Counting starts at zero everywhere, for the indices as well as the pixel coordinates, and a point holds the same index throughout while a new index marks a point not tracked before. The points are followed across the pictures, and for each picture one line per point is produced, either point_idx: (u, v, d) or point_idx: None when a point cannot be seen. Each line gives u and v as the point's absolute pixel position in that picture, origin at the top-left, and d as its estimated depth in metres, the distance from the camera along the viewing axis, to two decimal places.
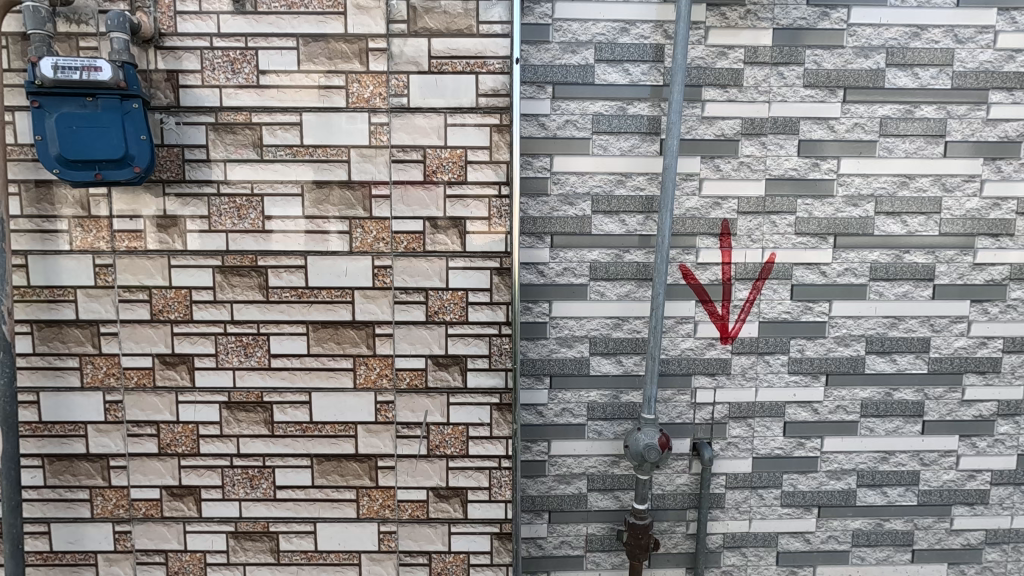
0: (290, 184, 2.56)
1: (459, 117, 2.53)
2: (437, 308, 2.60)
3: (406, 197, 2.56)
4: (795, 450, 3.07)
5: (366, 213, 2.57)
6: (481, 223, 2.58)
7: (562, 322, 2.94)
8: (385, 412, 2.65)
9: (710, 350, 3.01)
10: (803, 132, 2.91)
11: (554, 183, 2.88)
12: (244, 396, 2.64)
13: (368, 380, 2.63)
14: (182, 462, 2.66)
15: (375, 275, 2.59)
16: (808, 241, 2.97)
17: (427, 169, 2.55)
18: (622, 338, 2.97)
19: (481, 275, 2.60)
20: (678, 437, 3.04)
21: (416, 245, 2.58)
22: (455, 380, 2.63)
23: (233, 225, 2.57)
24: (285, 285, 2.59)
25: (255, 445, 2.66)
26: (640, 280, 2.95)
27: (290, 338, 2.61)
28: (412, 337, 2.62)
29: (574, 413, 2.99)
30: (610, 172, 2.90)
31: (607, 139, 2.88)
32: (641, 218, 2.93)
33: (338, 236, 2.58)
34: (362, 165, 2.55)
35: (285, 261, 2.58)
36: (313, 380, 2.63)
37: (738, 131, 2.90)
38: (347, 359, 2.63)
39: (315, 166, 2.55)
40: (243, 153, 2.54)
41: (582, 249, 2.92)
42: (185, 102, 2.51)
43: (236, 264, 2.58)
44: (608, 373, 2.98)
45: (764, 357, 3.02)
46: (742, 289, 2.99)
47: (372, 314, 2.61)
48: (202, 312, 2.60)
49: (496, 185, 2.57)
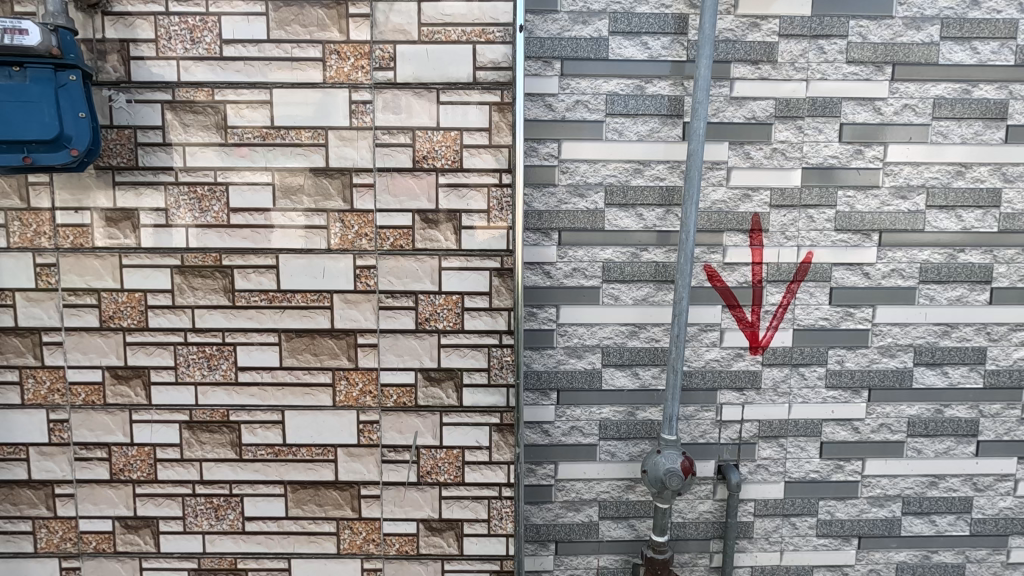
0: (258, 171, 2.22)
1: (454, 94, 2.19)
2: (429, 314, 2.27)
3: (393, 186, 2.22)
4: (832, 474, 2.74)
5: (347, 205, 2.23)
6: (480, 216, 2.24)
7: (570, 329, 2.61)
8: (369, 434, 2.31)
9: (737, 362, 2.67)
10: (845, 115, 2.57)
11: (562, 172, 2.55)
12: (208, 415, 2.30)
13: (349, 397, 2.30)
14: (137, 490, 2.33)
15: (357, 277, 2.25)
16: (850, 238, 2.63)
17: (417, 154, 2.21)
18: (639, 348, 2.63)
19: (479, 278, 2.26)
20: (701, 459, 2.71)
21: (404, 242, 2.24)
22: (449, 397, 2.30)
23: (193, 219, 2.23)
24: (254, 287, 2.25)
25: (220, 470, 2.32)
26: (659, 281, 2.61)
27: (260, 349, 2.28)
28: (399, 348, 2.28)
29: (584, 432, 2.66)
30: (626, 159, 2.56)
31: (623, 122, 2.54)
32: (660, 212, 2.58)
33: (315, 232, 2.24)
34: (342, 149, 2.21)
35: (254, 261, 2.24)
36: (287, 397, 2.30)
37: (771, 113, 2.55)
38: (325, 373, 2.29)
39: (288, 151, 2.21)
40: (205, 136, 2.20)
41: (593, 247, 2.58)
42: (137, 76, 2.18)
43: (197, 263, 2.24)
44: (623, 388, 2.65)
45: (799, 369, 2.68)
46: (774, 292, 2.65)
47: (354, 321, 2.27)
48: (158, 319, 2.26)
49: (497, 173, 2.22)
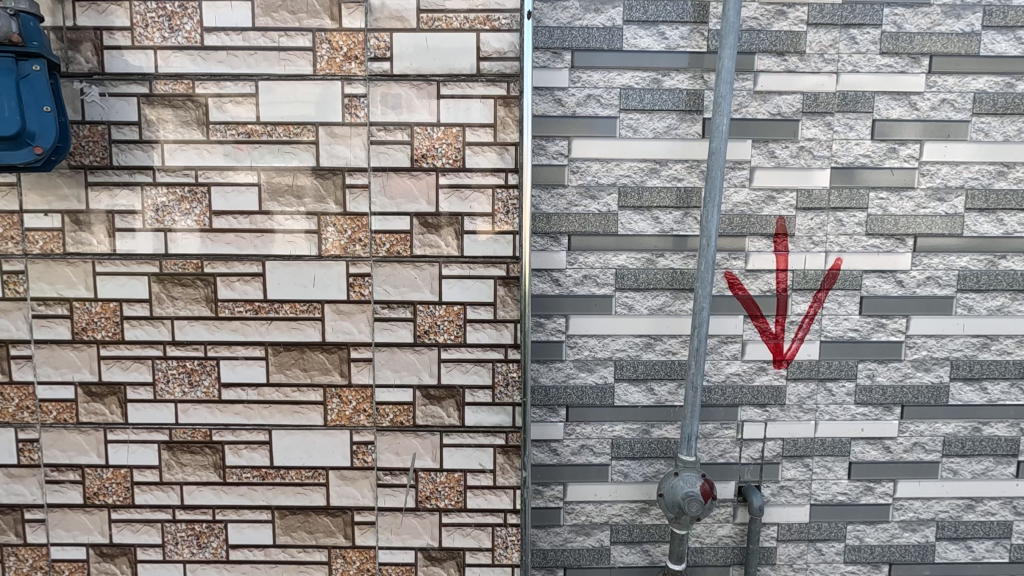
0: (243, 171, 2.04)
1: (456, 86, 2.01)
2: (428, 327, 2.09)
3: (389, 187, 2.04)
4: (861, 497, 2.55)
5: (339, 207, 2.05)
6: (484, 221, 2.05)
7: (580, 341, 2.42)
8: (363, 456, 2.14)
9: (760, 376, 2.48)
10: (879, 110, 2.38)
11: (572, 172, 2.36)
12: (189, 435, 2.12)
13: (342, 416, 2.12)
14: (112, 515, 2.15)
15: (351, 286, 2.07)
16: (883, 243, 2.44)
17: (415, 152, 2.03)
18: (654, 361, 2.45)
19: (482, 287, 2.08)
20: (720, 480, 2.52)
21: (402, 248, 2.06)
22: (450, 417, 2.12)
23: (172, 223, 2.05)
24: (239, 297, 2.08)
25: (202, 495, 2.15)
26: (676, 290, 2.42)
27: (245, 364, 2.10)
28: (396, 363, 2.10)
29: (594, 451, 2.47)
30: (641, 159, 2.37)
31: (638, 118, 2.36)
32: (678, 215, 2.40)
33: (304, 237, 2.06)
34: (334, 147, 2.03)
35: (238, 268, 2.07)
36: (274, 416, 2.12)
37: (799, 108, 2.37)
38: (315, 389, 2.11)
39: (275, 149, 2.03)
40: (185, 132, 2.03)
41: (606, 253, 2.39)
42: (112, 67, 2.00)
43: (177, 271, 2.07)
44: (637, 404, 2.46)
45: (826, 384, 2.50)
46: (800, 302, 2.46)
47: (347, 334, 2.09)
48: (135, 331, 2.09)
49: (502, 173, 2.04)
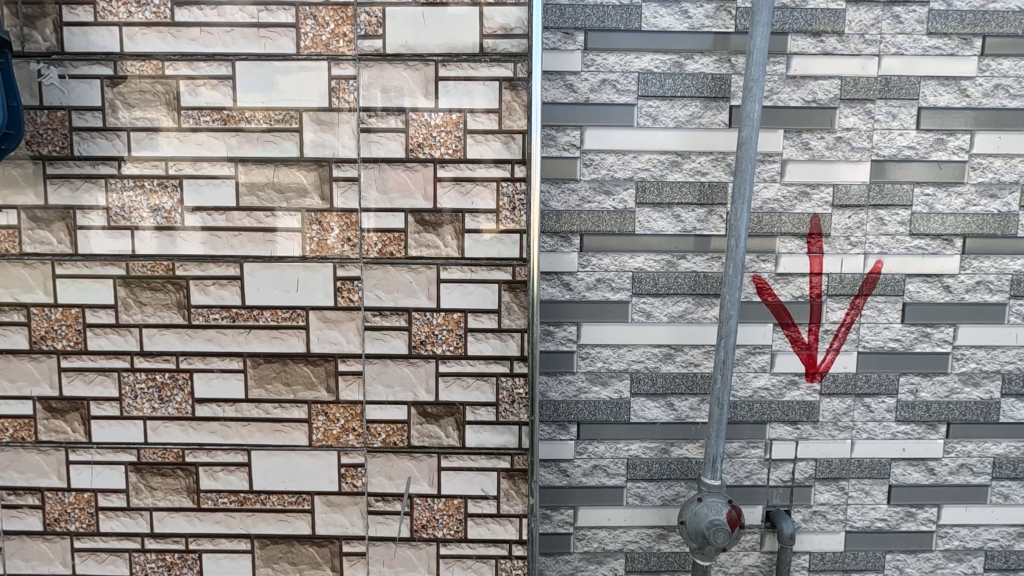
0: (219, 163, 1.82)
1: (457, 68, 1.79)
2: (424, 337, 1.87)
3: (381, 181, 1.82)
4: (902, 523, 2.32)
5: (325, 203, 1.83)
6: (488, 218, 1.83)
7: (593, 351, 2.20)
8: (352, 480, 1.92)
9: (791, 391, 2.25)
10: (925, 97, 2.15)
11: (585, 165, 2.14)
12: (159, 455, 1.91)
13: (328, 436, 1.91)
14: (75, 544, 1.95)
15: (338, 291, 1.86)
16: (928, 245, 2.20)
17: (410, 141, 1.81)
18: (674, 374, 2.22)
19: (485, 293, 1.86)
20: (746, 504, 2.29)
21: (395, 249, 1.85)
22: (449, 437, 1.90)
23: (140, 220, 1.84)
24: (214, 303, 1.86)
25: (175, 522, 1.94)
26: (699, 295, 2.20)
27: (221, 378, 1.89)
28: (389, 377, 1.88)
29: (608, 472, 2.25)
30: (661, 150, 2.15)
31: (658, 106, 2.14)
32: (701, 213, 2.18)
33: (287, 237, 1.85)
34: (320, 135, 1.82)
35: (213, 271, 1.85)
36: (254, 435, 1.91)
37: (836, 94, 2.14)
38: (299, 406, 1.90)
39: (254, 137, 1.82)
40: (154, 119, 1.81)
41: (621, 255, 2.17)
42: (72, 46, 1.79)
43: (145, 273, 1.85)
44: (655, 421, 2.24)
45: (864, 400, 2.26)
46: (836, 308, 2.23)
47: (334, 345, 1.88)
48: (100, 340, 1.88)
49: (508, 165, 1.82)
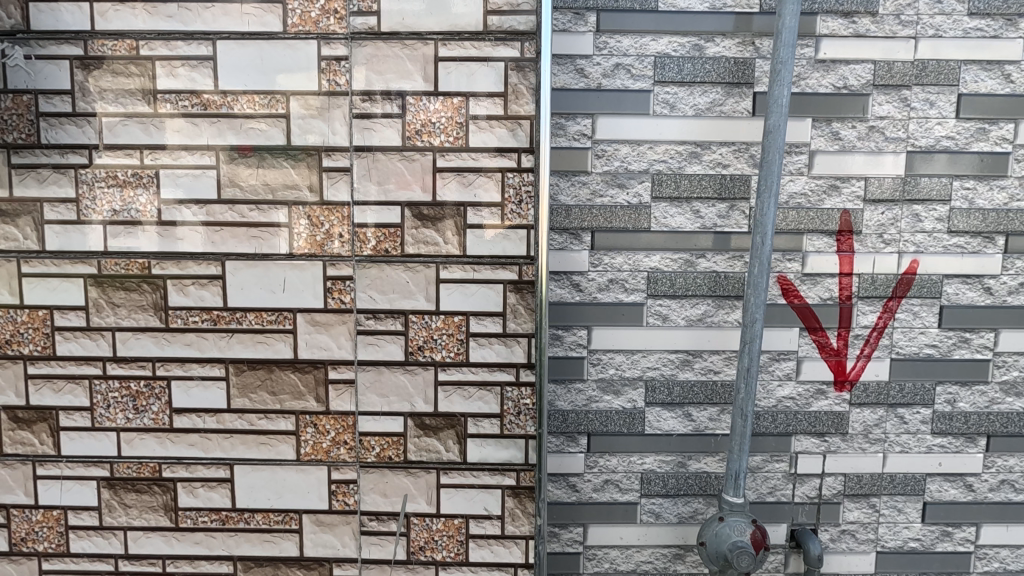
0: (198, 151, 1.67)
1: (458, 47, 1.63)
2: (422, 342, 1.71)
3: (376, 172, 1.67)
4: (937, 544, 2.15)
5: (315, 196, 1.68)
6: (492, 212, 1.67)
7: (605, 357, 2.04)
8: (344, 497, 1.77)
9: (818, 401, 2.09)
10: (965, 83, 1.98)
11: (596, 156, 1.99)
12: (134, 470, 1.76)
13: (318, 450, 1.75)
14: (43, 565, 1.79)
15: (329, 291, 1.70)
16: (968, 243, 2.04)
17: (407, 128, 1.65)
18: (692, 382, 2.06)
19: (489, 294, 1.70)
20: (769, 522, 2.13)
21: (391, 246, 1.69)
22: (449, 451, 1.74)
23: (112, 214, 1.69)
24: (194, 305, 1.71)
25: (151, 542, 1.78)
26: (719, 297, 2.04)
27: (201, 386, 1.73)
28: (383, 386, 1.72)
29: (620, 487, 2.09)
30: (679, 141, 1.99)
31: (676, 92, 1.98)
32: (722, 208, 2.02)
33: (272, 233, 1.69)
34: (308, 121, 1.66)
35: (192, 270, 1.70)
36: (237, 449, 1.75)
37: (869, 80, 1.97)
38: (286, 417, 1.74)
39: (237, 123, 1.66)
40: (128, 103, 1.66)
41: (636, 253, 2.02)
42: (38, 24, 1.64)
43: (119, 273, 1.70)
44: (672, 433, 2.08)
45: (897, 410, 2.10)
46: (868, 312, 2.06)
47: (324, 351, 1.72)
48: (69, 345, 1.73)
49: (514, 154, 1.66)
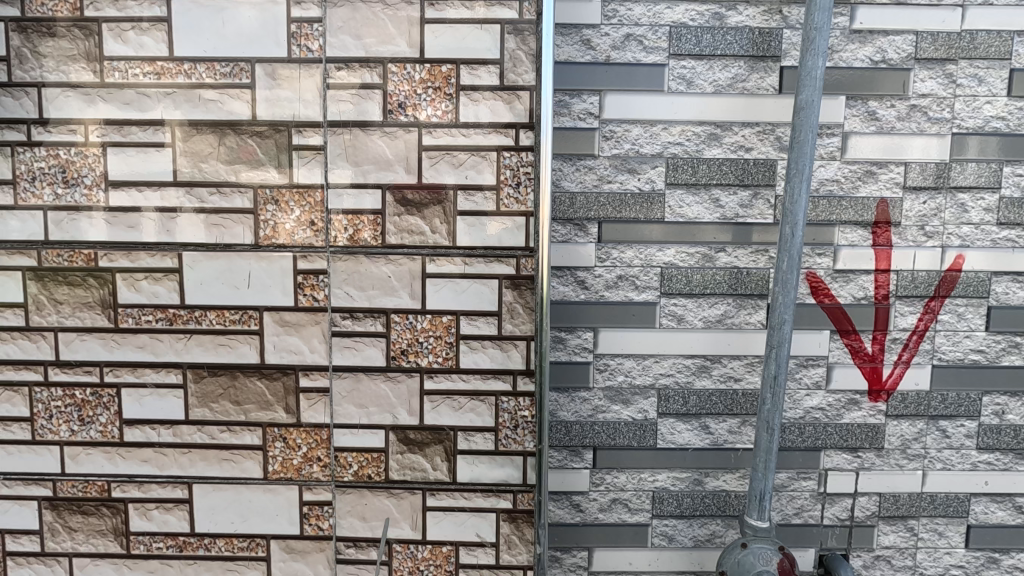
0: (152, 127, 1.47)
1: (448, 7, 1.42)
2: (406, 346, 1.50)
3: (353, 151, 1.46)
4: (982, 572, 1.93)
5: (284, 178, 1.47)
6: (486, 197, 1.46)
7: (613, 363, 1.83)
8: (317, 521, 1.56)
9: (850, 412, 1.87)
10: (1018, 56, 1.77)
11: (604, 138, 1.78)
12: (80, 489, 1.55)
13: (288, 468, 1.54)
14: None
15: (300, 288, 1.50)
16: (1019, 236, 1.83)
17: (389, 100, 1.45)
18: (710, 391, 1.85)
19: (482, 291, 1.49)
20: (795, 547, 1.91)
21: (371, 236, 1.48)
22: (437, 470, 1.54)
23: (54, 199, 1.48)
24: (147, 302, 1.50)
25: (99, 570, 1.58)
26: (741, 296, 1.82)
27: (155, 395, 1.52)
28: (362, 396, 1.52)
29: (629, 507, 1.88)
30: (697, 120, 1.78)
31: (693, 67, 1.77)
32: (744, 196, 1.80)
33: (236, 220, 1.49)
34: (275, 93, 1.45)
35: (145, 263, 1.49)
36: (195, 466, 1.54)
37: (910, 52, 1.76)
38: (251, 431, 1.53)
39: (194, 95, 1.45)
40: (71, 72, 1.46)
41: (648, 247, 1.81)
42: None
43: (61, 265, 1.50)
44: (687, 447, 1.86)
45: (939, 423, 1.88)
46: (907, 313, 1.84)
47: (295, 355, 1.51)
48: (6, 348, 1.52)
49: (511, 130, 1.45)
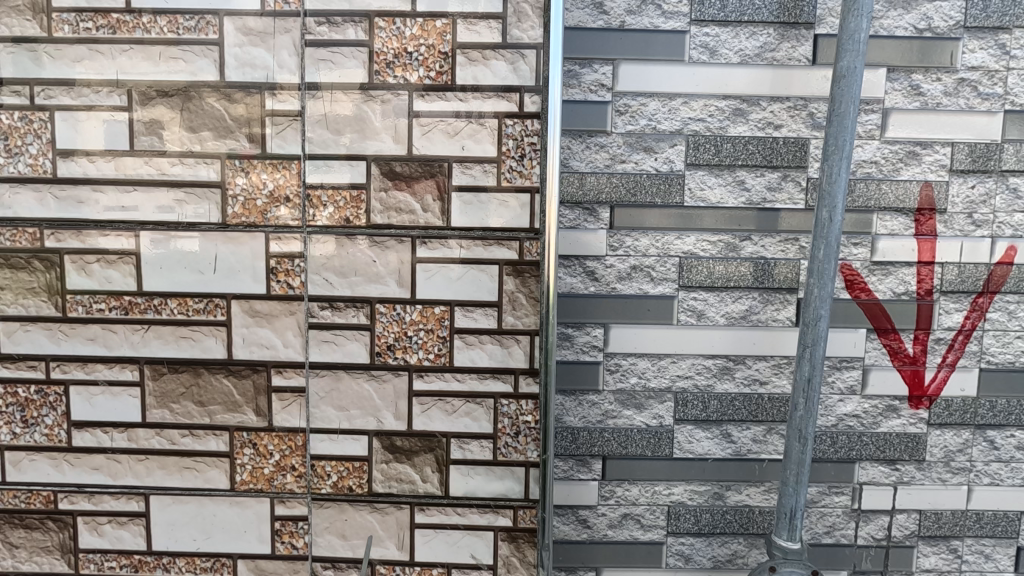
0: (106, 89, 1.29)
1: None
2: (393, 340, 1.32)
3: (335, 117, 1.28)
4: None
5: (255, 147, 1.30)
6: (485, 171, 1.29)
7: (625, 363, 1.65)
8: (291, 539, 1.37)
9: (889, 420, 1.68)
10: None
11: (618, 112, 1.60)
12: (23, 501, 1.37)
13: (257, 478, 1.36)
14: None
15: (273, 273, 1.32)
16: None
17: (376, 60, 1.27)
18: (733, 396, 1.66)
19: (479, 279, 1.31)
20: (826, 569, 1.73)
21: (354, 215, 1.30)
22: (427, 482, 1.35)
23: None
24: (99, 288, 1.32)
25: None
26: (768, 290, 1.64)
27: (107, 394, 1.34)
28: (343, 397, 1.34)
29: (642, 524, 1.69)
30: (721, 94, 1.60)
31: (717, 34, 1.59)
32: (773, 178, 1.62)
33: (201, 196, 1.31)
34: (246, 50, 1.28)
35: (97, 243, 1.32)
36: (153, 475, 1.36)
37: (958, 20, 1.58)
38: (217, 435, 1.35)
39: (154, 52, 1.28)
40: (14, 26, 1.28)
41: (666, 234, 1.63)
42: None
43: (3, 245, 1.32)
44: (706, 457, 1.68)
45: (987, 433, 1.70)
46: (952, 311, 1.66)
47: (267, 350, 1.33)
48: None
49: (515, 94, 1.27)
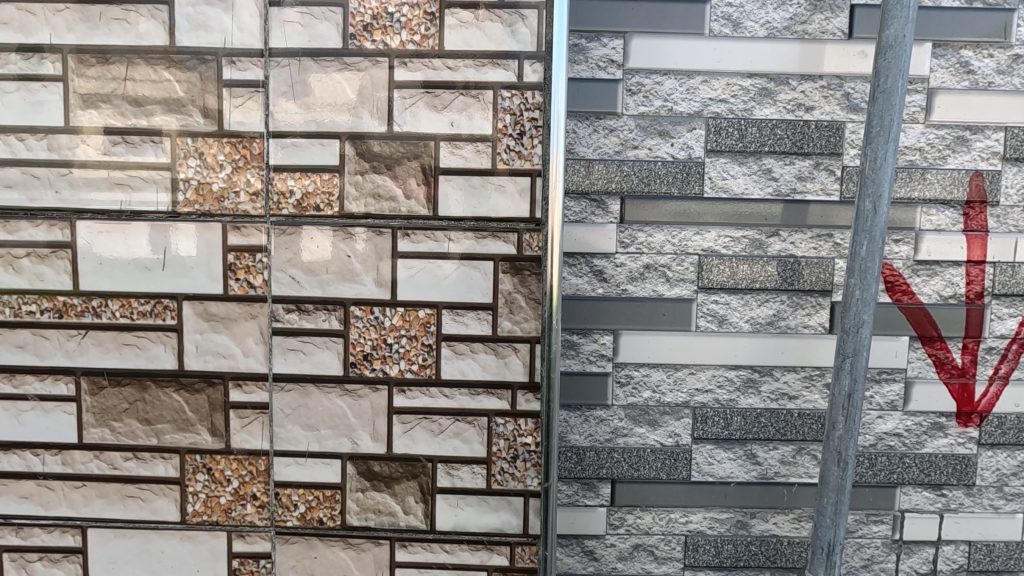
0: (38, 55, 1.11)
1: None
2: (370, 349, 1.14)
3: (303, 90, 1.11)
4: None
5: (211, 123, 1.12)
6: (478, 152, 1.11)
7: (637, 375, 1.46)
8: None
9: (934, 439, 1.49)
10: None
11: (630, 91, 1.42)
12: None
13: (213, 508, 1.17)
14: None
15: (231, 271, 1.13)
16: None
17: (352, 22, 1.09)
18: (758, 412, 1.47)
19: (471, 278, 1.13)
20: None
21: (324, 202, 1.12)
22: (409, 514, 1.16)
23: None
24: (30, 287, 1.14)
25: None
26: (797, 293, 1.46)
27: (39, 411, 1.16)
28: (312, 414, 1.15)
29: (657, 555, 1.50)
30: (746, 72, 1.42)
31: (741, 4, 1.41)
32: (804, 166, 1.44)
33: (148, 180, 1.13)
34: (200, 11, 1.10)
35: (27, 236, 1.14)
36: (92, 505, 1.17)
37: None
38: (165, 458, 1.16)
39: (94, 13, 1.10)
40: None
41: (684, 229, 1.44)
42: None
43: None
44: (728, 481, 1.49)
45: None
46: (1005, 317, 1.47)
47: (223, 359, 1.15)
48: None
49: (512, 62, 1.09)
